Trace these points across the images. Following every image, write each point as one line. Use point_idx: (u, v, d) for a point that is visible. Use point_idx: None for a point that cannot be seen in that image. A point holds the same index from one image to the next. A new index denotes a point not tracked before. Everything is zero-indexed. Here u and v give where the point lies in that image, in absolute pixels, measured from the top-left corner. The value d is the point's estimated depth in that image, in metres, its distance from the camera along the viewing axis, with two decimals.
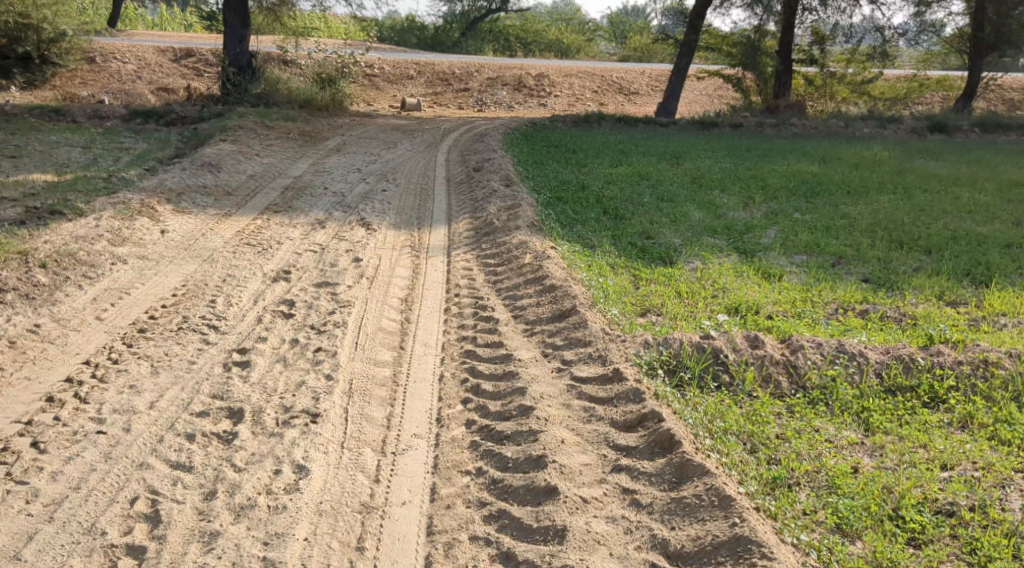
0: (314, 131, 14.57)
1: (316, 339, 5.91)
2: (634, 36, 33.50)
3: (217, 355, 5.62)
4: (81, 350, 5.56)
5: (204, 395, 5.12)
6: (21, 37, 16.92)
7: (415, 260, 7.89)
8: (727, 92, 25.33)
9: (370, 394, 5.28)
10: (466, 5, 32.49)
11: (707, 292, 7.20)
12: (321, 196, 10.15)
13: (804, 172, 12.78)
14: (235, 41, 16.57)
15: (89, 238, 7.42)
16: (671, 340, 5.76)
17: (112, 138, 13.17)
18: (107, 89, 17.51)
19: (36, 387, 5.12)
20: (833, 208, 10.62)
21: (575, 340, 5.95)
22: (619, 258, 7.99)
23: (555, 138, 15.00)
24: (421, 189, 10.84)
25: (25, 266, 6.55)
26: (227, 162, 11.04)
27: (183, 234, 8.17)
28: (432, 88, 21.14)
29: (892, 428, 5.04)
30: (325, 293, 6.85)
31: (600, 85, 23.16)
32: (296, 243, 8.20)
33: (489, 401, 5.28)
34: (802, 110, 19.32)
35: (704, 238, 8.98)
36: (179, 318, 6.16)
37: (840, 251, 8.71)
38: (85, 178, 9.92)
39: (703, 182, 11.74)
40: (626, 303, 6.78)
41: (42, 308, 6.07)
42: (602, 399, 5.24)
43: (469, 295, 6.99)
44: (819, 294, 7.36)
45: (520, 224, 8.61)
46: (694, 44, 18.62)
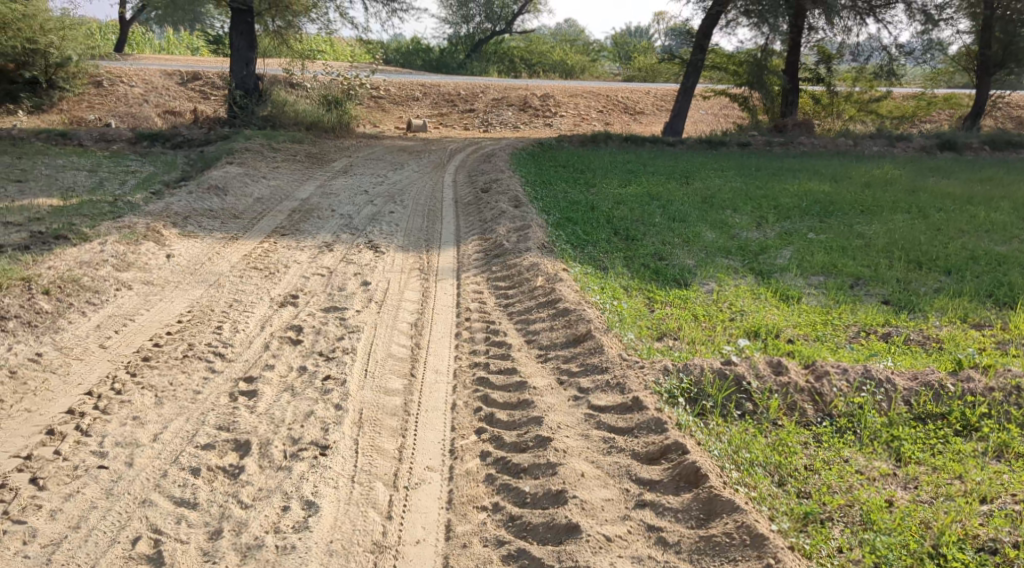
0: (321, 153, 14.49)
1: (325, 367, 5.74)
2: (639, 57, 33.62)
3: (224, 385, 5.45)
4: (83, 381, 5.40)
5: (209, 426, 4.95)
6: (28, 62, 16.99)
7: (425, 283, 7.74)
8: (733, 111, 25.24)
9: (381, 424, 5.11)
10: (471, 29, 33.63)
11: (724, 315, 7.02)
12: (329, 218, 10.03)
13: (815, 191, 12.62)
14: (241, 63, 16.31)
15: (93, 263, 7.28)
16: (691, 367, 5.58)
17: (118, 161, 13.09)
18: (115, 112, 17.49)
19: (38, 419, 4.97)
20: (847, 227, 10.46)
21: (591, 366, 5.77)
22: (633, 280, 7.83)
23: (562, 158, 14.90)
24: (429, 210, 10.71)
25: (29, 293, 6.43)
26: (234, 184, 10.95)
27: (190, 259, 8.04)
28: (438, 110, 21.12)
29: (925, 458, 4.84)
30: (334, 318, 6.70)
31: (606, 105, 23.11)
32: (304, 266, 8.06)
33: (505, 432, 5.10)
34: (810, 129, 19.21)
35: (717, 259, 8.82)
36: (184, 345, 6.00)
37: (858, 271, 8.54)
38: (91, 202, 9.82)
39: (714, 202, 11.59)
40: (642, 326, 6.60)
41: (45, 336, 5.93)
42: (622, 429, 5.05)
43: (480, 319, 6.83)
44: (839, 317, 7.18)
45: (530, 246, 8.46)
46: (701, 63, 18.54)
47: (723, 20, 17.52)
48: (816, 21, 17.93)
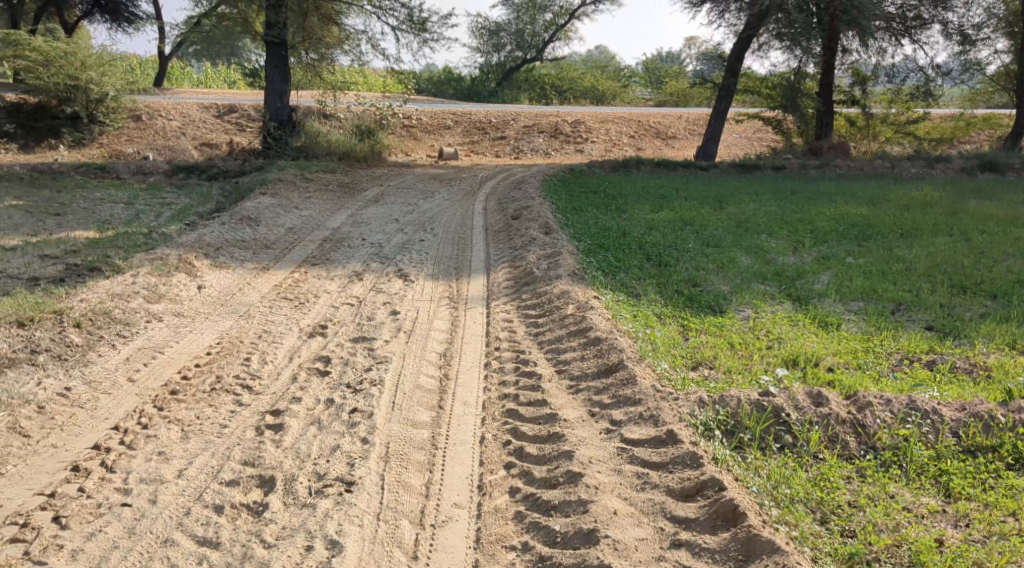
0: (352, 182, 14.57)
1: (352, 399, 5.66)
2: (670, 82, 33.57)
3: (250, 418, 5.39)
4: (110, 415, 5.38)
5: (234, 461, 4.91)
6: (70, 98, 17.64)
7: (454, 312, 7.66)
8: (766, 134, 25.00)
9: (408, 459, 5.01)
10: (503, 57, 33.68)
11: (762, 343, 6.82)
12: (359, 247, 10.03)
13: (852, 214, 12.34)
14: (276, 96, 16.61)
15: (125, 295, 7.32)
16: (727, 398, 5.38)
17: (155, 194, 13.26)
18: (153, 145, 17.80)
19: (64, 454, 4.96)
20: (887, 251, 10.19)
21: (624, 397, 5.61)
22: (666, 307, 7.67)
23: (593, 183, 14.80)
24: (460, 238, 10.66)
25: (59, 327, 6.47)
26: (266, 215, 11.01)
27: (221, 290, 8.05)
28: (469, 137, 21.21)
29: (976, 494, 4.62)
30: (362, 348, 6.63)
31: (637, 129, 23.01)
32: (334, 296, 8.03)
33: (534, 466, 4.97)
34: (845, 151, 18.91)
35: (753, 285, 8.62)
36: (212, 378, 5.96)
37: (899, 296, 8.28)
38: (126, 234, 9.93)
39: (749, 227, 11.38)
40: (676, 356, 6.43)
41: (74, 369, 5.93)
42: (655, 463, 4.89)
43: (510, 348, 6.71)
44: (880, 344, 6.94)
45: (561, 273, 8.34)
46: (733, 87, 18.40)
47: (755, 43, 17.38)
48: (850, 42, 17.70)
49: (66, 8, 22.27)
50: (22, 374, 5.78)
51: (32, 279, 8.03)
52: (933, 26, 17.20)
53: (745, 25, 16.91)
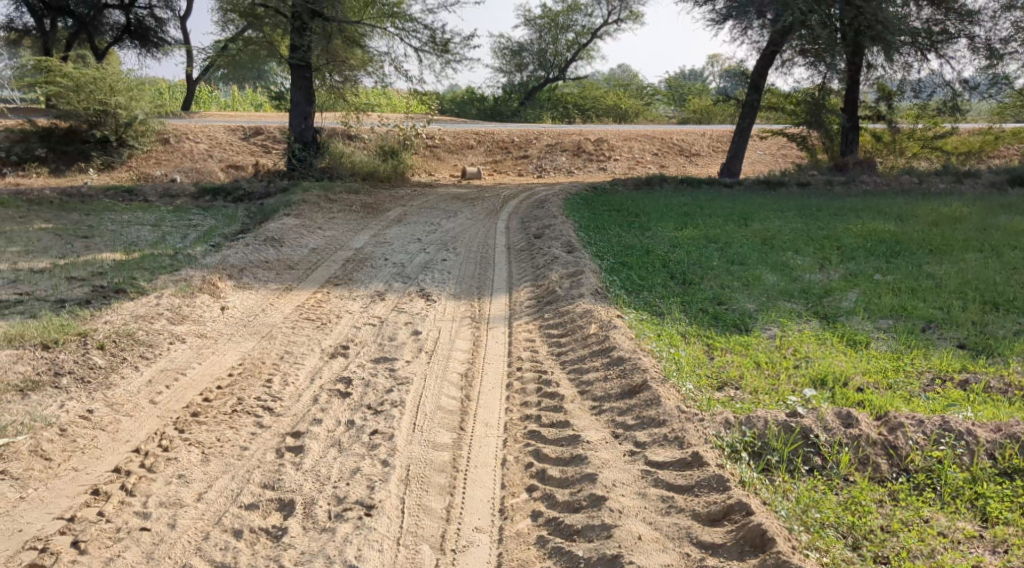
0: (375, 203, 14.63)
1: (372, 421, 5.61)
2: (693, 100, 33.53)
3: (271, 440, 5.37)
4: (131, 437, 5.39)
5: (254, 485, 4.89)
6: (99, 123, 17.95)
7: (476, 331, 7.61)
8: (791, 150, 24.81)
9: (428, 482, 4.95)
10: (525, 76, 33.96)
11: (788, 363, 6.69)
12: (382, 267, 10.03)
13: (880, 231, 12.14)
14: (301, 118, 16.73)
15: (149, 317, 7.37)
16: (754, 419, 5.26)
17: (181, 216, 13.39)
18: (180, 168, 18.03)
19: (85, 478, 4.97)
20: (915, 268, 10.01)
21: (648, 418, 5.51)
22: (691, 326, 7.56)
23: (616, 202, 14.73)
24: (482, 257, 10.63)
25: (83, 349, 6.52)
26: (290, 236, 11.07)
27: (244, 311, 8.08)
28: (492, 157, 21.27)
29: (1015, 519, 4.45)
30: (383, 369, 6.58)
31: (660, 147, 22.94)
32: (356, 316, 8.02)
33: (557, 490, 4.89)
34: (872, 167, 18.69)
35: (779, 303, 8.48)
36: (233, 400, 5.96)
37: (930, 313, 8.10)
38: (151, 256, 10.02)
39: (774, 244, 11.23)
40: (701, 376, 6.32)
41: (96, 392, 5.95)
42: (680, 486, 4.78)
43: (532, 368, 6.64)
44: (911, 363, 6.77)
45: (584, 292, 8.27)
46: (756, 103, 18.29)
47: (778, 59, 17.29)
48: (874, 58, 17.50)
49: (98, 34, 22.73)
50: (46, 397, 5.82)
51: (58, 301, 8.12)
52: (960, 40, 17.02)
53: (768, 42, 16.81)
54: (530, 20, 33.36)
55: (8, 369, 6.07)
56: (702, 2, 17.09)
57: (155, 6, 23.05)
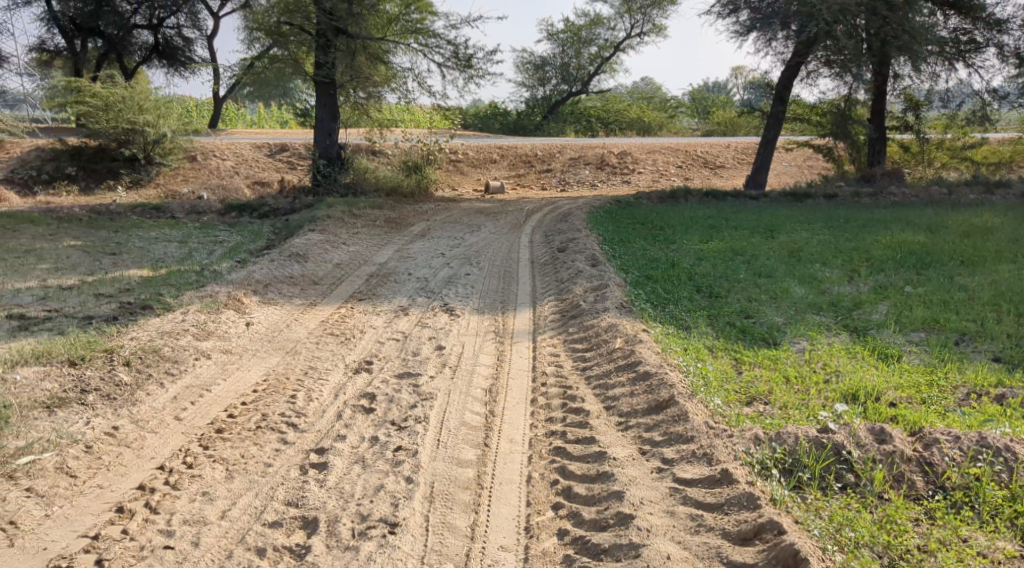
0: (399, 217, 14.67)
1: (396, 437, 5.57)
2: (717, 112, 33.40)
3: (294, 457, 5.37)
4: (155, 455, 5.42)
5: (278, 502, 4.89)
6: (128, 140, 18.28)
7: (500, 346, 7.56)
8: (817, 162, 24.57)
9: (453, 499, 4.91)
10: (548, 90, 34.06)
11: (818, 377, 6.56)
12: (406, 282, 10.03)
13: (909, 242, 11.93)
14: (325, 134, 16.84)
15: (174, 333, 7.41)
16: (784, 435, 5.13)
17: (208, 232, 13.50)
18: (207, 184, 18.23)
19: (110, 495, 4.99)
20: (947, 279, 9.82)
21: (675, 434, 5.41)
22: (717, 340, 7.45)
23: (640, 215, 14.64)
24: (506, 271, 10.60)
25: (110, 366, 6.56)
26: (314, 251, 11.11)
27: (268, 326, 8.11)
28: (515, 171, 21.30)
29: None
30: (407, 385, 6.55)
31: (684, 160, 22.83)
32: (380, 331, 8.00)
33: (583, 508, 4.82)
34: (900, 178, 18.45)
35: (808, 316, 8.34)
36: (258, 416, 5.96)
37: (963, 326, 7.93)
38: (178, 272, 10.11)
39: (801, 256, 11.08)
40: (729, 391, 6.21)
41: (122, 408, 5.99)
42: (709, 504, 4.69)
43: (557, 383, 6.57)
44: (945, 377, 6.61)
45: (608, 306, 8.19)
46: (782, 114, 18.13)
47: (803, 70, 17.13)
48: (901, 68, 17.27)
49: (126, 54, 23.15)
50: (72, 414, 5.86)
51: (86, 318, 8.21)
52: (989, 48, 16.76)
53: (793, 53, 16.65)
54: (553, 35, 33.44)
55: (35, 386, 6.12)
56: (726, 13, 16.98)
57: (183, 26, 23.42)
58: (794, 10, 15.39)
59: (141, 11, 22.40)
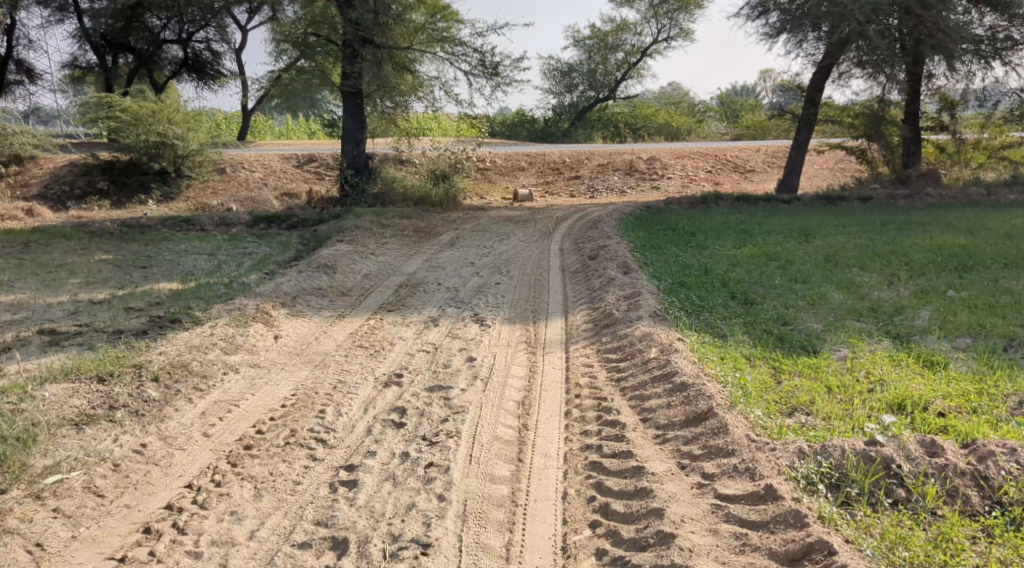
0: (428, 227, 14.59)
1: (427, 453, 5.45)
2: (747, 115, 33.03)
3: (324, 475, 5.32)
4: (183, 472, 5.44)
5: (307, 522, 4.85)
6: (158, 154, 18.41)
7: (532, 357, 7.41)
8: (849, 164, 24.12)
9: (486, 518, 4.80)
10: (575, 97, 33.88)
11: (862, 386, 6.31)
12: (435, 292, 9.93)
13: (949, 245, 11.59)
14: (352, 144, 16.84)
15: (203, 347, 7.37)
16: (830, 448, 4.88)
17: (237, 244, 13.54)
18: (236, 196, 18.34)
19: (138, 515, 5.03)
20: (991, 283, 9.48)
21: (715, 448, 5.21)
22: (755, 348, 7.23)
23: (671, 221, 14.41)
24: (536, 280, 10.46)
25: (138, 381, 6.54)
26: (343, 262, 11.07)
27: (297, 339, 8.05)
28: (543, 178, 21.16)
29: None
30: (438, 398, 6.41)
31: (714, 164, 22.53)
32: (410, 343, 7.89)
33: (622, 527, 4.67)
34: (936, 179, 18.02)
35: (848, 323, 8.08)
36: (287, 432, 5.91)
37: (1011, 331, 7.63)
38: (207, 285, 10.13)
39: (838, 261, 10.79)
40: (769, 402, 5.99)
41: (150, 425, 6.00)
42: (753, 522, 4.51)
43: (591, 395, 6.40)
44: (996, 385, 6.33)
45: (642, 314, 8.01)
46: (813, 117, 17.78)
47: (835, 71, 16.81)
48: (935, 67, 16.87)
49: (157, 69, 23.48)
50: (101, 431, 5.86)
51: (116, 332, 8.23)
52: None
53: (823, 54, 16.32)
54: (579, 41, 33.26)
55: (64, 403, 6.12)
56: (755, 15, 16.68)
57: (212, 39, 23.66)
58: (824, 11, 15.07)
59: (170, 26, 22.71)
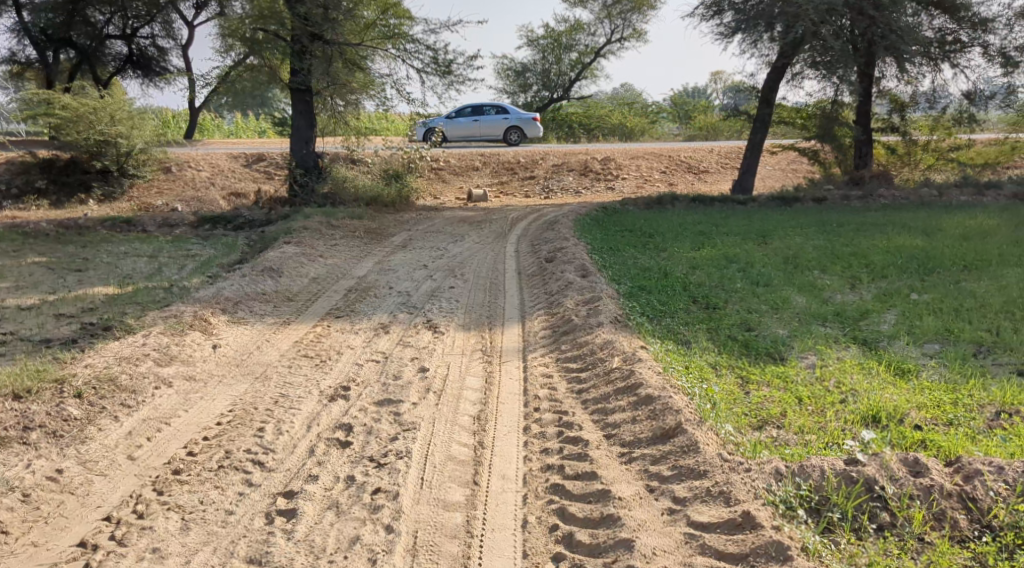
0: (379, 228, 14.06)
1: (375, 477, 5.01)
2: (699, 116, 33.04)
3: (261, 503, 4.83)
4: (102, 502, 4.89)
5: (238, 560, 4.36)
6: (100, 152, 17.50)
7: (488, 367, 6.99)
8: (802, 165, 24.21)
9: (439, 552, 4.38)
10: (529, 97, 33.56)
11: (834, 397, 6.04)
12: (386, 297, 9.45)
13: (906, 246, 11.49)
14: (301, 143, 16.31)
15: (133, 359, 6.79)
16: (809, 469, 4.59)
17: (180, 246, 12.86)
18: (182, 196, 17.57)
19: (46, 555, 4.47)
20: (953, 285, 9.36)
21: (685, 469, 4.87)
22: (721, 356, 6.92)
23: (628, 222, 14.11)
24: (491, 283, 10.04)
25: (59, 398, 5.98)
26: (289, 265, 10.50)
27: (237, 348, 7.50)
28: (498, 178, 20.77)
29: None
30: (387, 413, 5.96)
31: (668, 165, 22.36)
32: (358, 352, 7.41)
33: (587, 560, 4.31)
34: (889, 180, 18.10)
35: (814, 328, 7.83)
36: (220, 454, 5.39)
37: (980, 336, 7.48)
38: (145, 290, 9.49)
39: (797, 263, 10.60)
40: (739, 415, 5.68)
41: (69, 448, 5.44)
42: (731, 555, 4.17)
43: (551, 409, 6.01)
44: (970, 394, 6.13)
45: (603, 320, 7.65)
46: (768, 117, 17.68)
47: (789, 72, 16.69)
48: (884, 69, 16.94)
49: (100, 65, 22.42)
50: (12, 456, 5.31)
51: (43, 341, 7.62)
52: (974, 48, 16.47)
53: (777, 54, 16.18)
54: (533, 41, 32.96)
55: None
56: (710, 14, 16.46)
57: (157, 35, 22.78)
58: (778, 11, 14.88)
59: (114, 21, 21.81)
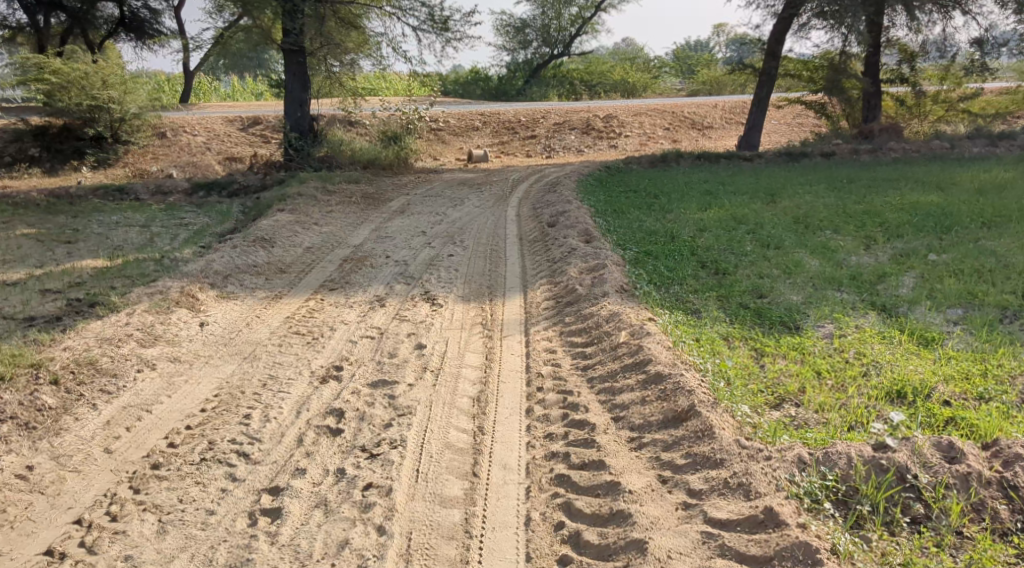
0: (377, 193, 13.60)
1: (366, 470, 4.68)
2: (703, 70, 32.13)
3: (243, 502, 4.52)
4: (74, 503, 4.59)
5: None
6: (92, 119, 16.95)
7: (488, 342, 6.62)
8: (808, 118, 23.56)
9: (435, 557, 4.09)
10: (530, 54, 32.57)
11: (855, 370, 5.66)
12: (382, 266, 9.04)
13: (922, 203, 11.03)
14: (295, 105, 15.57)
15: (115, 340, 6.43)
16: (835, 456, 4.25)
17: (173, 214, 12.45)
18: (177, 162, 17.06)
19: (11, 565, 4.21)
20: (973, 244, 8.93)
21: (700, 457, 4.53)
22: (733, 326, 6.54)
23: (632, 182, 13.62)
24: (491, 250, 9.63)
25: (33, 385, 5.63)
26: (281, 234, 10.07)
27: (225, 326, 7.13)
28: (499, 138, 20.17)
29: None
30: (382, 396, 5.60)
31: (672, 121, 21.67)
32: (352, 328, 7.04)
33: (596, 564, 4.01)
34: (899, 133, 17.51)
35: (830, 293, 7.43)
36: (203, 445, 5.05)
37: (1006, 300, 7.07)
38: (135, 262, 9.09)
39: (810, 222, 10.16)
40: (755, 393, 5.32)
41: (42, 441, 5.12)
42: (752, 558, 3.86)
43: (554, 388, 5.65)
44: (1000, 365, 5.75)
45: (608, 290, 7.25)
46: (775, 71, 17.03)
47: (795, 23, 16.05)
48: (894, 18, 16.28)
49: (92, 28, 21.67)
50: None
51: (26, 320, 7.25)
52: None
53: (784, 4, 15.53)
54: None
55: None
56: None
57: None
58: None
59: None
